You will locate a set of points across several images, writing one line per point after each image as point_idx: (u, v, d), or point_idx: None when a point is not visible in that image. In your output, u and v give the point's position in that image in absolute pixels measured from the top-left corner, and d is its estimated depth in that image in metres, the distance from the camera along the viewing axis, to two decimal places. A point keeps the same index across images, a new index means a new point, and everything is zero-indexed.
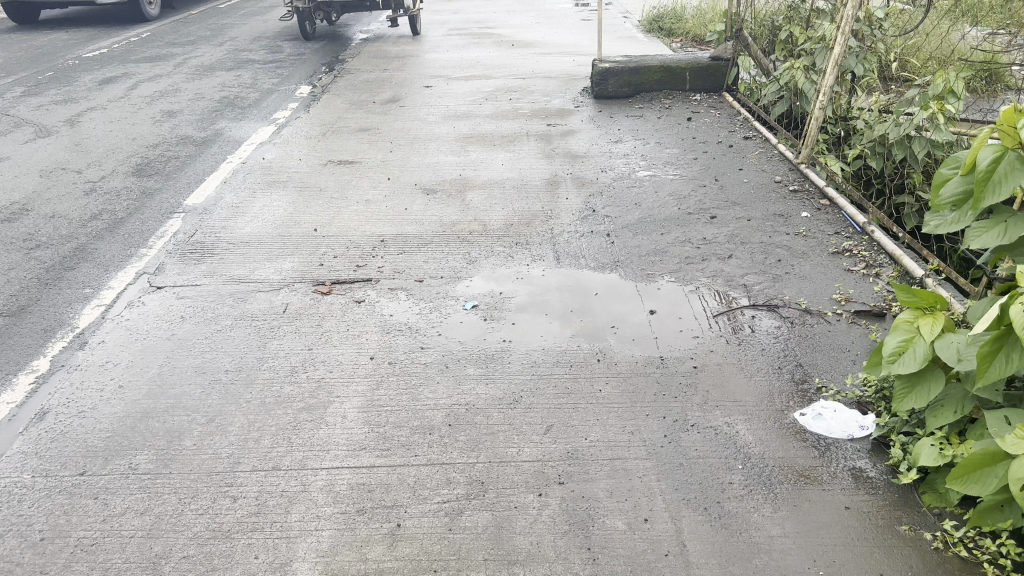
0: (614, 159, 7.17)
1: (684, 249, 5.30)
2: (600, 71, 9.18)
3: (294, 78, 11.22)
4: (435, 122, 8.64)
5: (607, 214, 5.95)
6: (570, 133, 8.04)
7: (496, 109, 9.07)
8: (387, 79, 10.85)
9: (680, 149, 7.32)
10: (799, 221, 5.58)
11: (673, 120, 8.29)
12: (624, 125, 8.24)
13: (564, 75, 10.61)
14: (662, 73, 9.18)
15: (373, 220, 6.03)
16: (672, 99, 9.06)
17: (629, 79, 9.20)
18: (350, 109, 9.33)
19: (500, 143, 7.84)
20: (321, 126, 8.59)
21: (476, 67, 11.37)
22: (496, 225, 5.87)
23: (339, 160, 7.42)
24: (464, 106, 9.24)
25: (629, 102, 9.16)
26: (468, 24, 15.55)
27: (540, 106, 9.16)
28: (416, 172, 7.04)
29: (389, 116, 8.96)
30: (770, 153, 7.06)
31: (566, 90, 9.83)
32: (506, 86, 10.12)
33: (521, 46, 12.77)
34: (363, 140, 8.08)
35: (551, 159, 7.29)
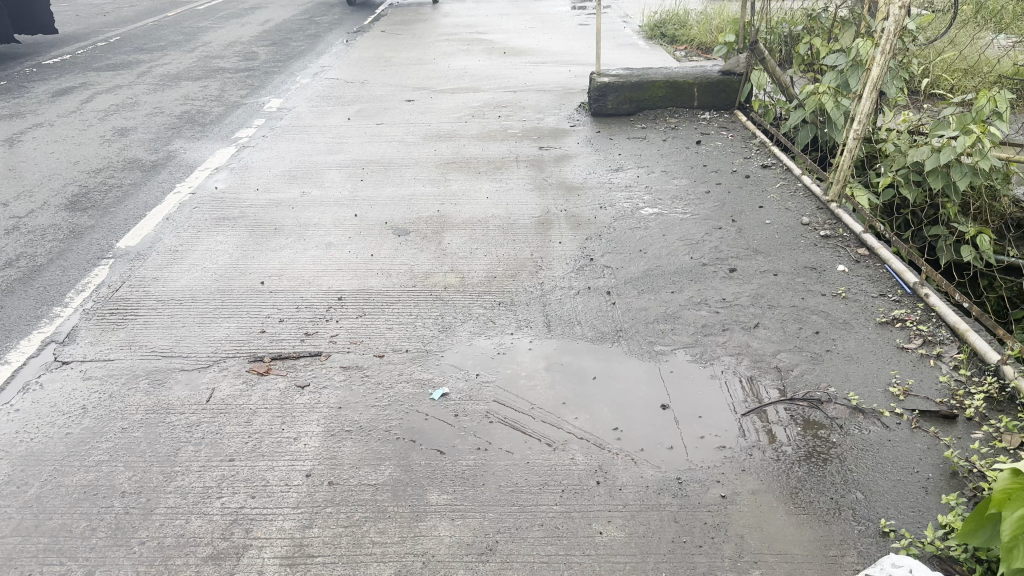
0: (615, 193, 6.30)
1: (699, 313, 4.43)
2: (599, 86, 8.30)
3: (266, 89, 10.32)
4: (414, 144, 7.76)
5: (607, 265, 5.08)
6: (564, 159, 7.17)
7: (483, 129, 8.19)
8: (366, 92, 9.95)
9: (690, 181, 6.45)
10: (835, 279, 4.73)
11: (680, 143, 7.42)
12: (625, 150, 7.36)
13: (559, 89, 9.74)
14: (667, 88, 8.30)
15: (334, 268, 5.15)
16: (678, 118, 8.19)
17: (631, 95, 8.32)
18: (323, 127, 8.45)
19: (485, 171, 6.95)
20: (288, 148, 7.71)
21: (463, 78, 10.47)
22: (476, 277, 4.99)
23: (302, 192, 6.54)
24: (448, 124, 8.36)
25: (630, 120, 8.29)
26: (458, 28, 14.66)
27: (532, 125, 8.28)
28: (388, 206, 6.17)
29: (364, 136, 8.08)
30: (792, 186, 6.21)
31: (561, 107, 8.95)
32: (495, 101, 9.24)
33: (513, 55, 11.89)
34: (332, 166, 7.20)
35: (543, 191, 6.41)
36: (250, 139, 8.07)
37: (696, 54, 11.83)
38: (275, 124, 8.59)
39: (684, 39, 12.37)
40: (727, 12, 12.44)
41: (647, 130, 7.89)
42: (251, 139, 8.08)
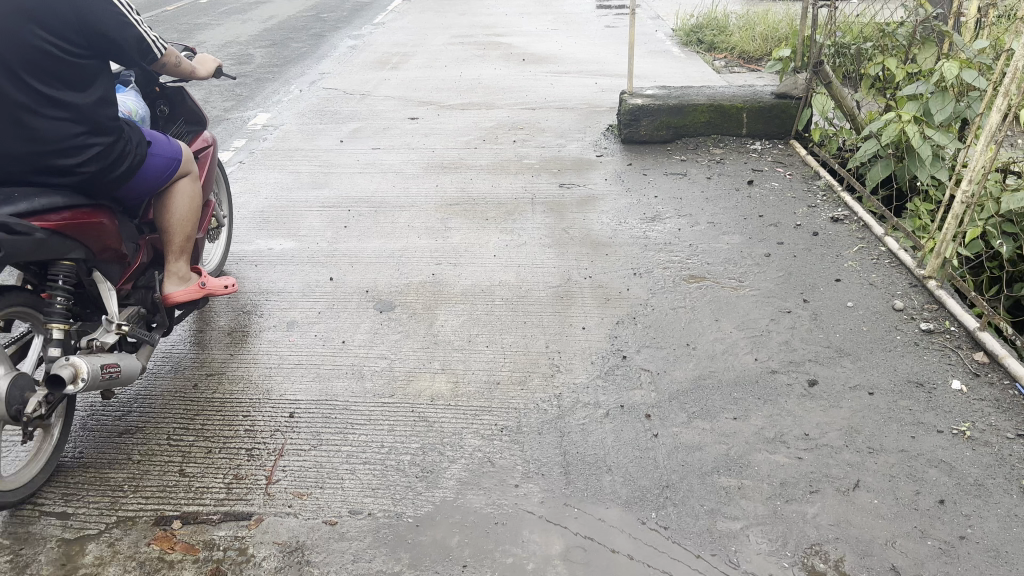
0: (652, 253, 5.11)
1: (772, 458, 3.25)
2: (630, 109, 7.13)
3: (255, 101, 9.23)
4: (412, 178, 6.64)
5: (645, 365, 3.91)
6: (589, 203, 6.01)
7: (494, 158, 7.04)
8: (365, 106, 8.82)
9: (743, 239, 5.26)
10: (953, 405, 3.54)
11: (727, 183, 6.22)
12: (662, 190, 6.16)
13: (584, 107, 8.56)
14: (711, 112, 7.09)
15: (292, 360, 4.02)
16: (724, 148, 6.99)
17: (668, 119, 7.12)
18: (310, 150, 7.32)
19: (494, 215, 5.80)
20: (264, 180, 6.60)
21: (476, 91, 9.31)
22: (473, 379, 3.85)
23: (270, 242, 5.40)
24: (454, 151, 7.24)
25: (666, 149, 7.10)
26: (475, 29, 13.47)
27: (551, 154, 7.11)
28: (373, 266, 5.06)
29: (357, 164, 6.94)
30: (874, 252, 5.00)
31: (585, 131, 7.76)
32: (510, 122, 8.10)
33: (533, 62, 10.73)
34: (314, 204, 6.09)
35: (563, 247, 5.25)
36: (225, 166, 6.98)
37: (738, 65, 10.56)
38: (255, 146, 7.47)
39: (724, 46, 11.11)
40: (772, 16, 11.15)
41: (687, 164, 6.69)
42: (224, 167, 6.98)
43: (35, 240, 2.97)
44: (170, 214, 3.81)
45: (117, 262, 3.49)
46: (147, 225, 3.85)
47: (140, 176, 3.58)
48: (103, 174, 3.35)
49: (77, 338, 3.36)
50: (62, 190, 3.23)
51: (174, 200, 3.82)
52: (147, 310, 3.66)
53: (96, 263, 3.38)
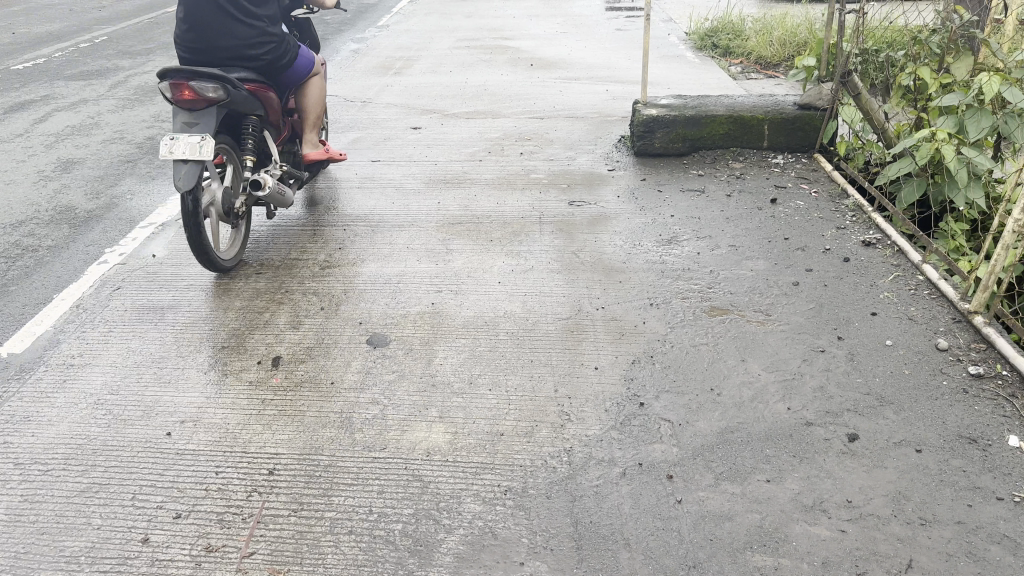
0: (669, 280, 4.74)
1: (813, 530, 2.87)
2: (644, 120, 6.76)
3: None
4: (413, 194, 6.29)
5: (665, 413, 3.53)
6: (600, 222, 5.64)
7: (500, 173, 6.68)
8: (366, 114, 8.47)
9: (768, 265, 4.89)
10: (1011, 465, 3.16)
11: (748, 202, 5.84)
12: (678, 208, 5.78)
13: (594, 117, 8.19)
14: (729, 124, 6.70)
15: (276, 406, 3.65)
16: (743, 163, 6.61)
17: (684, 130, 6.74)
18: None
19: (499, 236, 5.43)
20: None
21: (482, 99, 8.94)
22: (473, 427, 3.48)
23: (259, 267, 5.05)
24: (458, 165, 6.88)
25: (682, 163, 6.73)
26: (481, 33, 13.10)
27: (560, 169, 6.74)
28: (368, 293, 4.71)
29: (355, 178, 6.59)
30: (911, 281, 4.62)
31: (595, 142, 7.39)
32: (517, 133, 7.74)
33: (542, 68, 10.37)
34: (308, 223, 5.74)
35: (573, 273, 4.87)
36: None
37: (754, 71, 10.16)
38: None
39: (740, 51, 10.72)
40: (790, 21, 10.75)
41: (704, 180, 6.31)
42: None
43: (231, 95, 4.69)
44: (306, 102, 5.59)
45: (272, 127, 5.30)
46: (280, 110, 5.30)
47: (295, 75, 5.37)
48: (273, 65, 5.12)
49: (258, 171, 5.25)
50: (252, 70, 4.97)
51: (307, 92, 5.58)
52: (276, 158, 5.28)
53: (268, 125, 5.20)
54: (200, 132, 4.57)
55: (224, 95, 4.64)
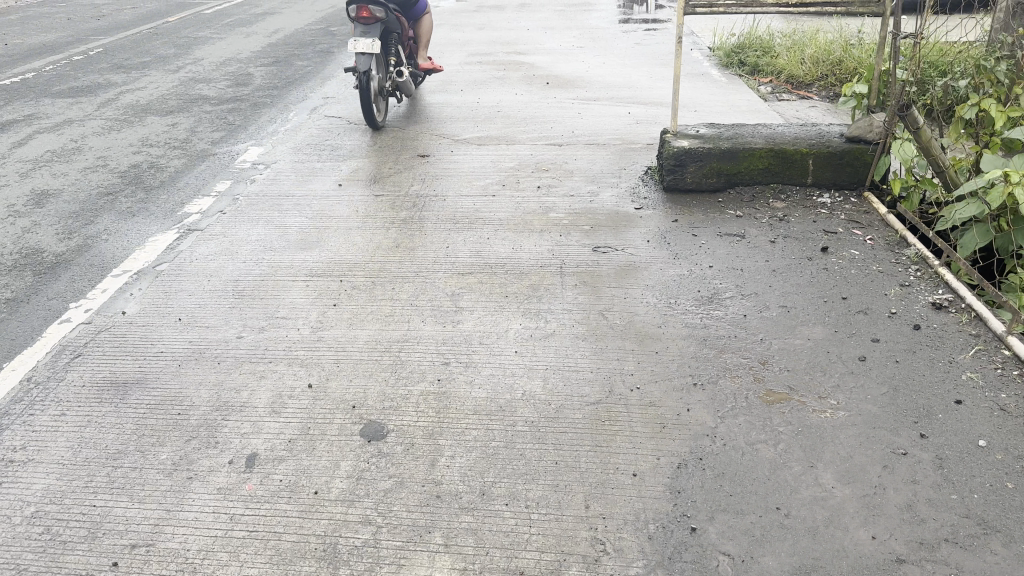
0: (714, 351, 4.08)
1: None
2: (675, 153, 6.13)
3: (247, 131, 8.28)
4: (419, 234, 5.67)
5: (721, 544, 2.89)
6: (629, 273, 5.00)
7: (515, 211, 6.04)
8: (370, 140, 7.87)
9: (827, 333, 4.23)
10: None
11: (796, 251, 5.19)
12: (717, 257, 5.13)
13: (616, 143, 7.55)
14: (770, 157, 6.07)
15: (248, 526, 3.02)
16: (785, 202, 5.95)
17: (719, 165, 6.12)
18: (303, 197, 6.35)
19: (515, 290, 4.79)
20: (245, 237, 5.64)
21: (495, 124, 8.33)
22: (486, 559, 2.84)
23: (241, 329, 4.41)
24: (470, 200, 6.27)
25: (717, 201, 6.08)
26: (494, 47, 12.53)
27: (581, 206, 6.11)
28: (365, 360, 4.08)
29: (355, 216, 5.97)
30: (999, 358, 3.94)
31: (619, 175, 6.74)
32: (533, 161, 7.12)
33: (559, 87, 9.78)
34: (301, 270, 5.12)
35: (601, 340, 4.22)
36: (201, 217, 6.02)
37: (786, 91, 9.59)
38: (240, 191, 6.50)
39: (769, 69, 10.13)
40: (823, 35, 10.23)
41: (744, 222, 5.66)
42: (201, 218, 6.01)
43: (387, 16, 7.98)
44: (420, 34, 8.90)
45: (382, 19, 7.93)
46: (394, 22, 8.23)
47: (415, 14, 8.77)
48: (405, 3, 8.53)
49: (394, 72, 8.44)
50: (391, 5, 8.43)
51: (422, 25, 8.84)
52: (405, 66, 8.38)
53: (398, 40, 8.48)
54: (372, 36, 7.86)
55: (385, 16, 7.97)
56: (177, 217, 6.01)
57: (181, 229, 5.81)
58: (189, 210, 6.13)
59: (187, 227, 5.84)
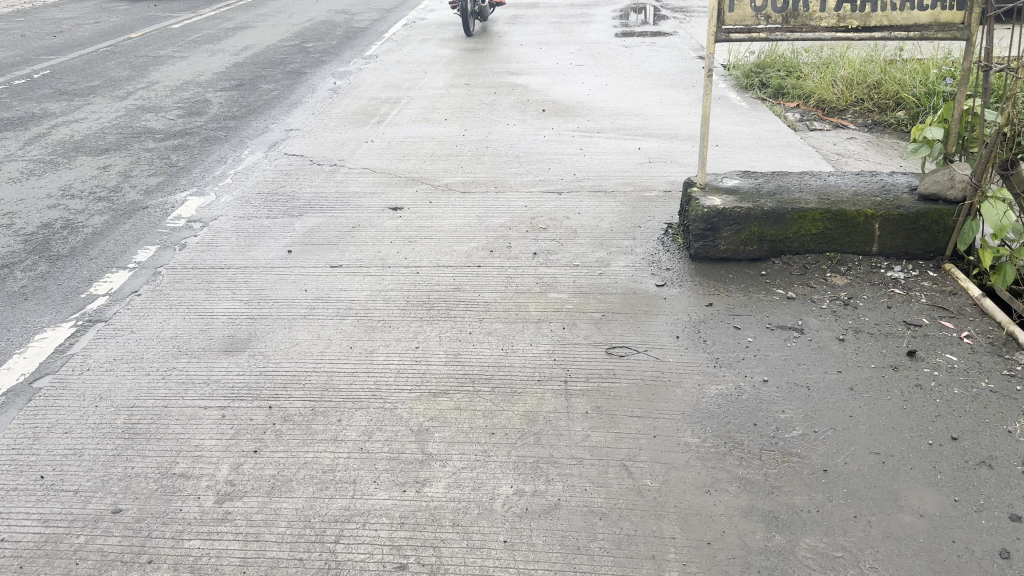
0: (792, 541, 2.86)
1: None
2: (705, 215, 4.93)
3: (190, 174, 7.05)
4: (382, 320, 4.46)
5: None
6: (656, 388, 3.78)
7: (505, 290, 4.81)
8: (335, 185, 6.68)
9: (943, 505, 3.04)
10: None
11: (872, 357, 4.00)
12: (772, 366, 3.91)
13: (626, 190, 6.37)
14: (825, 220, 4.86)
15: None
16: (847, 277, 4.75)
17: (761, 229, 4.92)
18: (241, 270, 5.11)
19: (504, 419, 3.55)
20: (158, 332, 4.41)
21: (482, 165, 7.12)
22: None
23: (121, 498, 3.17)
24: (450, 271, 5.08)
25: (758, 274, 4.87)
26: (484, 66, 11.38)
27: (587, 282, 4.87)
28: (291, 551, 2.86)
29: (305, 297, 4.74)
30: None
31: (632, 236, 5.52)
32: (528, 215, 5.94)
33: (557, 116, 8.64)
34: (222, 385, 3.90)
35: (627, 516, 2.98)
36: (108, 301, 4.78)
37: (818, 118, 8.51)
38: (165, 262, 5.28)
39: (795, 92, 9.01)
40: (854, 52, 9.25)
41: (798, 310, 4.45)
42: (108, 303, 4.77)
43: None
44: None
45: None
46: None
47: None
48: None
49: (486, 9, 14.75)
50: None
51: None
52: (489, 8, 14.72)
53: None
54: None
55: None
56: (77, 302, 4.78)
57: (80, 320, 4.59)
58: (94, 291, 4.90)
59: (88, 317, 4.61)
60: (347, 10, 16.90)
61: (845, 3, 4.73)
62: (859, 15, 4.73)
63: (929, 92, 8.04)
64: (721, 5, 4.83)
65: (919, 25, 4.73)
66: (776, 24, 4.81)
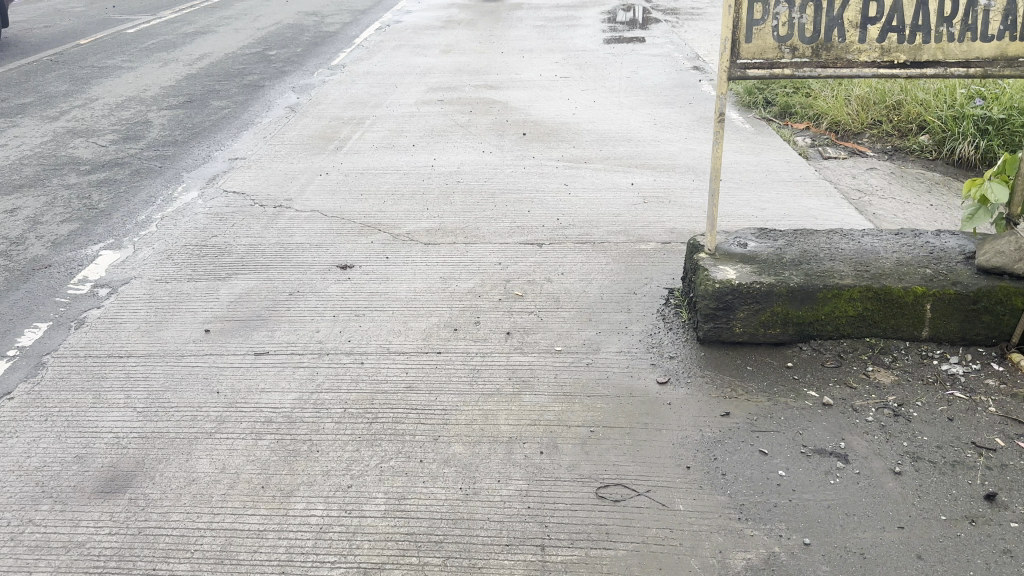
0: None
1: None
2: (717, 292, 3.99)
3: (111, 219, 6.07)
4: (311, 435, 3.53)
5: None
6: (664, 555, 2.85)
7: (465, 390, 3.82)
8: (278, 233, 5.73)
9: None
10: None
11: (941, 501, 3.07)
12: (814, 520, 2.99)
13: (618, 242, 5.45)
14: (865, 299, 3.94)
15: None
16: (893, 374, 3.83)
17: (785, 309, 3.98)
18: (144, 362, 4.15)
19: None
20: (21, 461, 3.46)
21: (450, 207, 6.18)
22: None
23: None
24: (403, 355, 4.14)
25: (783, 365, 3.94)
26: (461, 78, 10.44)
27: (570, 378, 3.90)
28: None
29: (217, 403, 3.78)
30: None
31: (624, 307, 4.57)
32: (502, 276, 5.01)
33: (539, 142, 7.72)
34: (87, 552, 2.96)
35: None
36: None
37: (831, 143, 7.63)
38: (52, 348, 4.32)
39: (805, 112, 8.19)
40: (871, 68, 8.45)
41: (837, 425, 3.52)
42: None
43: None
44: None
45: None
46: None
47: None
48: None
49: None
50: None
51: None
52: None
53: None
54: None
55: None
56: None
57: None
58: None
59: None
60: (318, 12, 15.87)
61: (890, 33, 3.80)
62: (908, 47, 3.81)
63: (958, 114, 7.13)
64: (736, 34, 3.87)
65: (982, 59, 3.81)
66: (804, 57, 3.89)
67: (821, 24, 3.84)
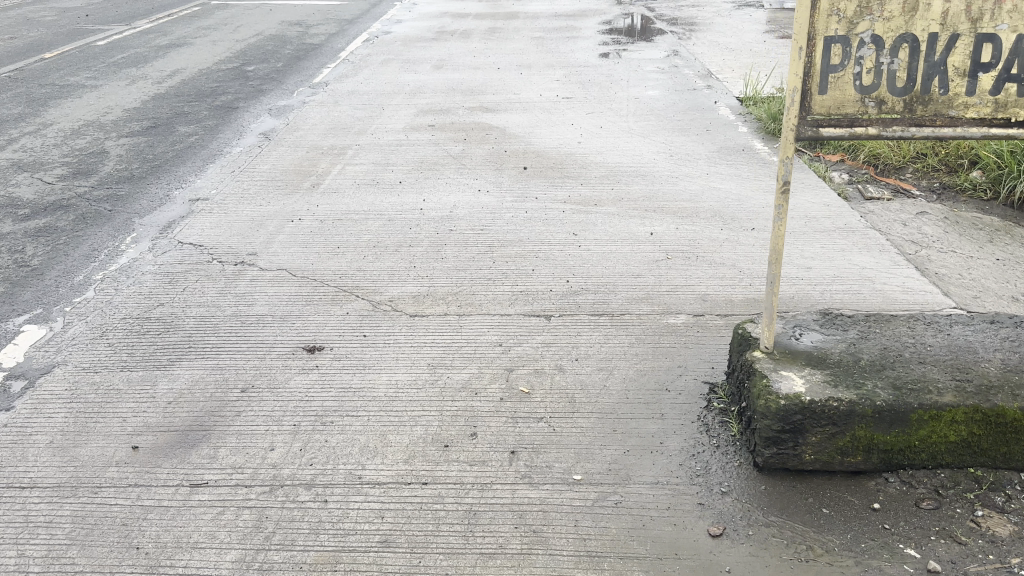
0: None
1: None
2: (783, 410, 3.13)
3: (43, 280, 5.17)
4: None
5: None
6: None
7: (457, 550, 2.91)
8: (236, 300, 4.83)
9: None
10: None
11: None
12: None
13: (641, 314, 4.57)
14: (971, 422, 3.09)
15: None
16: (1011, 522, 2.96)
17: (869, 433, 3.12)
18: (48, 498, 3.25)
19: None
20: None
21: (441, 264, 5.30)
22: None
23: None
24: (377, 485, 3.25)
25: (868, 507, 3.07)
26: (455, 99, 9.56)
27: (594, 528, 3.00)
28: None
29: (133, 567, 2.89)
30: None
31: (656, 410, 3.67)
32: (503, 362, 4.12)
33: (542, 178, 6.85)
34: None
35: None
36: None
37: (870, 179, 6.79)
38: None
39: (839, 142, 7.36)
40: None
41: None
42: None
43: None
44: None
45: None
46: None
47: None
48: None
49: None
50: None
51: None
52: None
53: None
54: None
55: None
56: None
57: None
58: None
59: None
60: (302, 22, 14.97)
61: (1008, 83, 2.97)
62: None
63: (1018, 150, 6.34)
64: (808, 83, 3.00)
65: None
66: (894, 113, 3.03)
67: (917, 72, 2.98)
